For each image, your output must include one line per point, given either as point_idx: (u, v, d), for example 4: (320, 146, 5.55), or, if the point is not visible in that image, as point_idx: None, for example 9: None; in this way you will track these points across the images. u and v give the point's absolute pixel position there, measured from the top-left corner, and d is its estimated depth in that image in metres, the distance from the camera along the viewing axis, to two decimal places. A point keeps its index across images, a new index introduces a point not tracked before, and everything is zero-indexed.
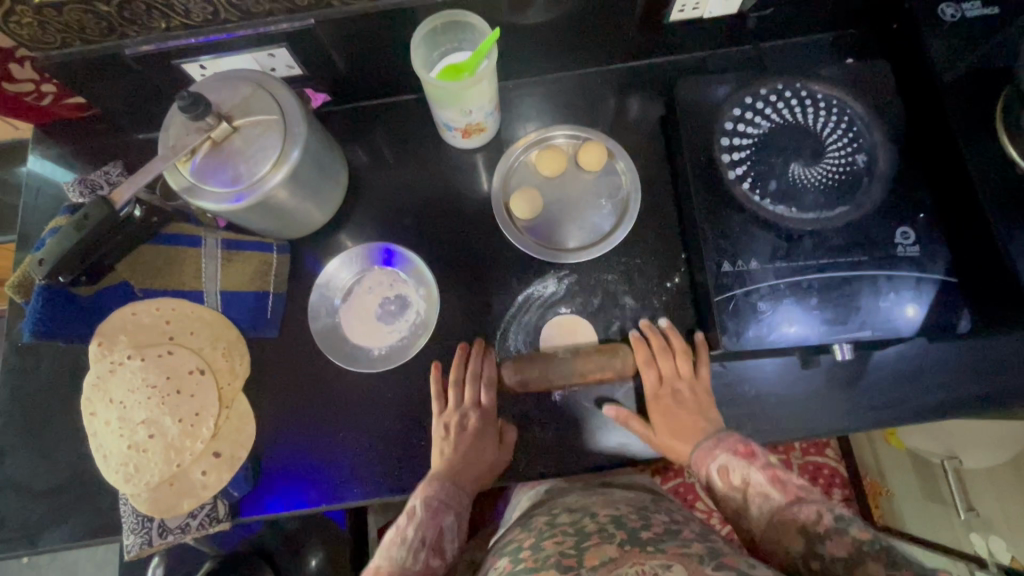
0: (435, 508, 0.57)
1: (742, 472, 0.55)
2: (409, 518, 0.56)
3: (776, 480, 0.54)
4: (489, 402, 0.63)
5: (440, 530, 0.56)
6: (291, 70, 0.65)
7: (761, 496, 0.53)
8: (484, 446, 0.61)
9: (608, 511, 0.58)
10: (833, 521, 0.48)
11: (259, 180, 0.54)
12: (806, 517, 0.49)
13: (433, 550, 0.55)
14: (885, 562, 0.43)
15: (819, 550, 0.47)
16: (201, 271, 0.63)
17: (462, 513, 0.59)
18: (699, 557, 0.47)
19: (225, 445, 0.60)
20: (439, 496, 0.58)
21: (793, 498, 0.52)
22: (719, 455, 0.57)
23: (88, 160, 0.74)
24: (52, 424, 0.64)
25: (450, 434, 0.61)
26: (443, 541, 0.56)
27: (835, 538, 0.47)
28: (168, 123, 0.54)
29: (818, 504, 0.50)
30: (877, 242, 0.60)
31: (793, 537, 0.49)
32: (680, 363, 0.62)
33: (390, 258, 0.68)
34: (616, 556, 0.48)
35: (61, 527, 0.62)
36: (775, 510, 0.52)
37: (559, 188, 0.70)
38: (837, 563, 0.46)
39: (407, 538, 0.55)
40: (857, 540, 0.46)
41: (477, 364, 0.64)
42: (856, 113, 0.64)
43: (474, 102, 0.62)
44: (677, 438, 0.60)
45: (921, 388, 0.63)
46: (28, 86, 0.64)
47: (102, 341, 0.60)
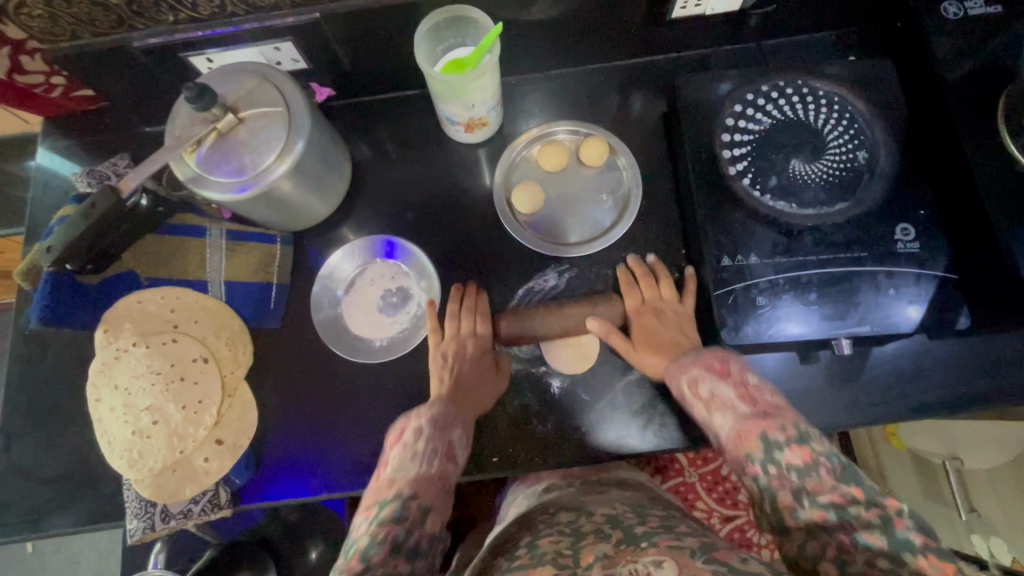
0: (441, 422, 0.55)
1: (712, 385, 0.53)
2: (416, 435, 0.53)
3: (745, 394, 0.51)
4: (484, 328, 0.65)
5: (448, 441, 0.54)
6: (296, 64, 0.65)
7: (727, 406, 0.51)
8: (480, 366, 0.63)
9: (605, 510, 0.60)
10: (793, 430, 0.48)
11: (264, 171, 0.55)
12: (769, 429, 0.48)
13: (446, 458, 0.53)
14: (833, 474, 0.46)
15: (777, 458, 0.47)
16: (206, 262, 0.64)
17: (466, 429, 0.57)
18: (691, 552, 0.48)
19: (229, 433, 0.61)
20: (440, 413, 0.56)
21: (758, 410, 0.49)
22: (692, 369, 0.55)
23: (95, 151, 0.75)
24: (58, 412, 0.65)
25: (448, 357, 0.62)
26: (454, 451, 0.54)
27: (793, 446, 0.47)
28: (175, 114, 0.55)
29: (781, 416, 0.49)
30: (877, 239, 0.60)
31: (755, 445, 0.48)
32: (664, 290, 0.64)
33: (392, 250, 0.69)
34: (610, 554, 0.50)
35: (66, 513, 0.63)
36: (740, 423, 0.49)
37: (560, 183, 0.71)
38: (792, 472, 0.46)
39: (418, 450, 0.52)
40: (815, 452, 0.47)
41: (471, 297, 0.66)
42: (857, 110, 0.64)
43: (477, 97, 0.62)
44: (661, 355, 0.60)
45: (921, 386, 0.63)
46: (38, 77, 0.65)
47: (108, 327, 0.60)
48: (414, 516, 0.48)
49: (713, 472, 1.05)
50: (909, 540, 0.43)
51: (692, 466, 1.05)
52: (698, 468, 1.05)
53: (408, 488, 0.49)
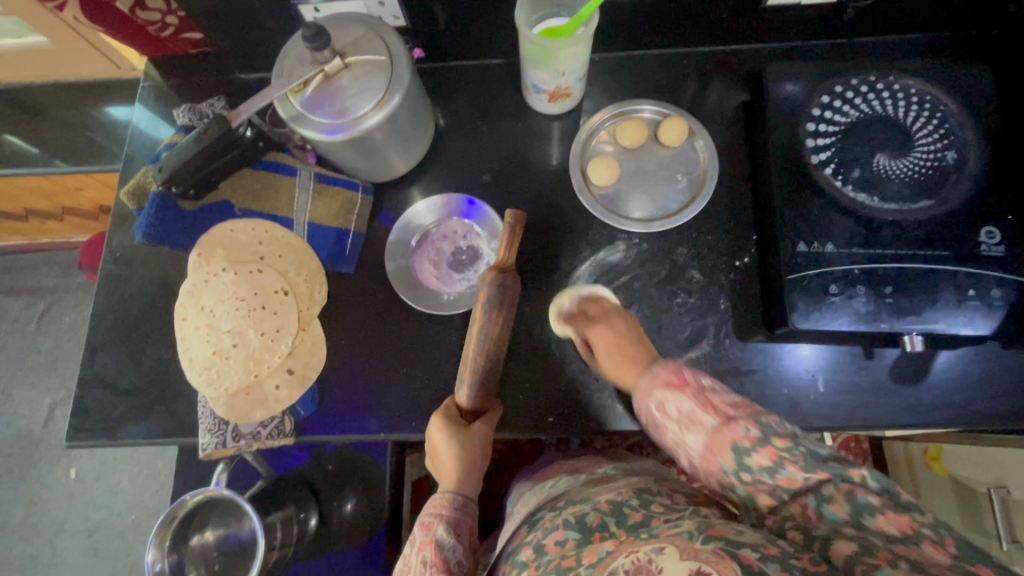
0: (428, 521, 0.55)
1: (675, 403, 0.52)
2: (412, 545, 0.54)
3: (707, 402, 0.50)
4: (442, 419, 0.59)
5: (435, 541, 0.53)
6: (396, 21, 0.68)
7: (696, 424, 0.50)
8: (464, 441, 0.58)
9: (609, 497, 0.57)
10: (758, 431, 0.47)
11: (360, 118, 0.57)
12: (737, 437, 0.47)
13: (436, 567, 0.51)
14: (800, 464, 0.45)
15: (747, 464, 0.47)
16: (294, 201, 0.68)
17: (463, 522, 0.55)
18: (689, 533, 0.45)
19: (299, 364, 0.64)
20: (437, 511, 0.56)
21: (723, 417, 0.49)
22: (654, 392, 0.54)
23: (192, 94, 0.79)
24: (140, 329, 0.69)
25: (435, 465, 0.59)
26: (445, 555, 0.52)
27: (758, 449, 0.46)
28: (288, 55, 0.58)
29: (744, 418, 0.48)
30: (960, 239, 0.59)
31: (727, 457, 0.47)
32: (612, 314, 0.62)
33: (469, 210, 0.71)
34: (613, 548, 0.48)
35: (140, 424, 0.66)
36: (710, 437, 0.49)
37: (637, 160, 0.72)
38: (765, 474, 0.46)
39: (413, 563, 0.53)
40: (779, 449, 0.46)
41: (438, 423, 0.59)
42: (949, 111, 0.64)
43: (566, 65, 0.64)
44: (629, 365, 0.59)
45: (987, 394, 0.62)
46: (154, 15, 0.69)
47: (201, 251, 0.66)
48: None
49: None
50: (868, 503, 0.42)
51: None
52: None
53: None
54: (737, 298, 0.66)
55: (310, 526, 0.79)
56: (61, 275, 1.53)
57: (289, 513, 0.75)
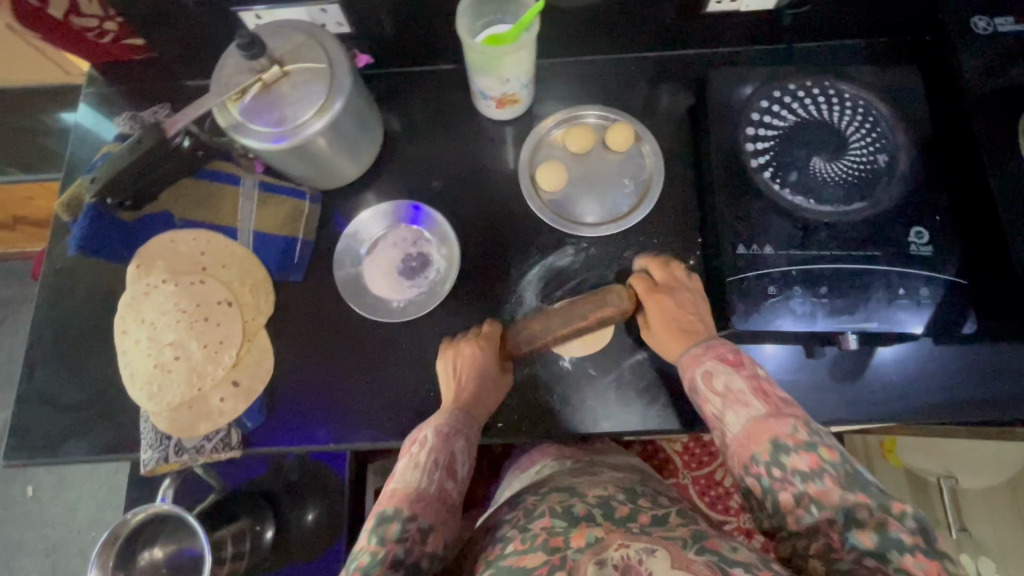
0: (445, 433, 0.57)
1: (726, 379, 0.54)
2: (421, 445, 0.56)
3: (758, 389, 0.53)
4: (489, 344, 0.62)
5: (449, 447, 0.56)
6: (340, 28, 0.68)
7: (742, 405, 0.52)
8: (489, 379, 0.61)
9: (597, 492, 0.59)
10: (805, 435, 0.49)
11: (301, 125, 0.57)
12: (780, 432, 0.50)
13: (446, 473, 0.55)
14: (837, 479, 0.47)
15: (784, 460, 0.49)
16: (238, 210, 0.67)
17: (472, 439, 0.59)
18: (683, 542, 0.48)
19: (245, 376, 0.63)
20: (449, 422, 0.58)
21: (773, 409, 0.51)
22: (706, 362, 0.56)
23: (135, 100, 0.77)
24: (82, 344, 0.67)
25: (455, 374, 0.61)
26: (455, 464, 0.56)
27: (800, 452, 0.49)
28: (223, 63, 0.57)
29: (793, 417, 0.51)
30: (892, 239, 0.61)
31: (763, 447, 0.50)
32: (676, 273, 0.64)
33: (416, 216, 0.71)
34: (601, 537, 0.49)
35: (82, 442, 0.64)
36: (753, 422, 0.51)
37: (584, 165, 0.72)
38: (798, 476, 0.48)
39: (421, 462, 0.55)
40: (822, 460, 0.48)
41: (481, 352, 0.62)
42: (881, 114, 0.66)
43: (511, 72, 0.64)
44: (675, 339, 0.59)
45: (924, 389, 0.63)
46: (92, 22, 0.67)
47: (140, 263, 0.65)
48: (415, 535, 0.51)
49: (707, 476, 1.06)
50: (899, 539, 0.44)
51: (686, 466, 1.06)
52: (691, 469, 1.06)
53: (405, 503, 0.52)
54: None
55: (267, 538, 0.77)
56: (16, 287, 1.48)
57: (243, 526, 0.75)
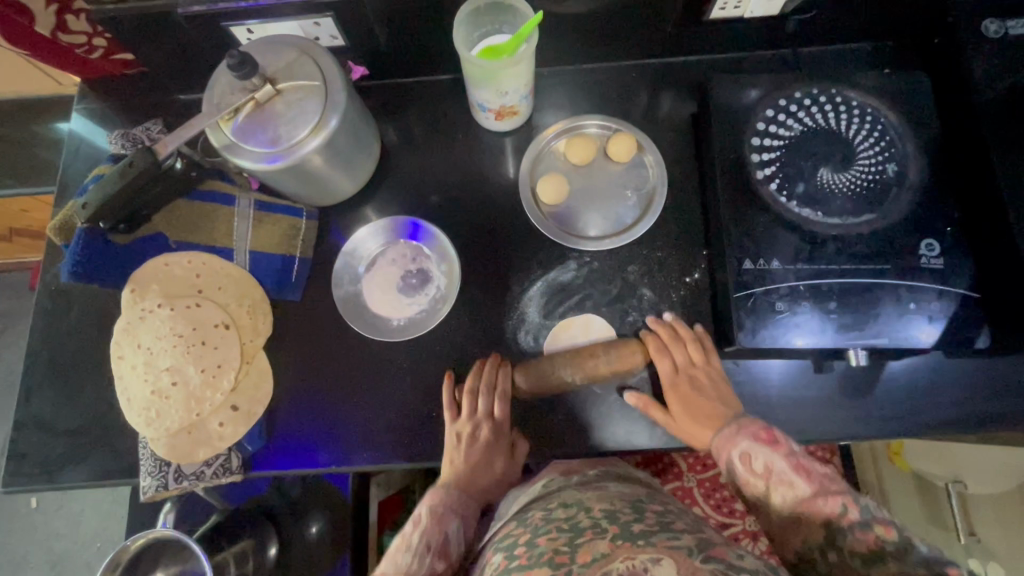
0: (439, 514, 0.58)
1: (765, 458, 0.53)
2: (414, 525, 0.57)
3: (800, 468, 0.52)
4: (502, 414, 0.62)
5: (443, 529, 0.57)
6: (334, 41, 0.66)
7: (786, 485, 0.52)
8: (493, 459, 0.62)
9: (603, 506, 0.57)
10: (857, 513, 0.48)
11: (296, 144, 0.55)
12: (833, 513, 0.48)
13: (438, 555, 0.56)
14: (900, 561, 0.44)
15: (841, 542, 0.47)
16: (233, 231, 0.66)
17: (467, 518, 0.60)
18: (689, 550, 0.46)
19: (243, 400, 0.63)
20: (445, 504, 0.59)
21: (818, 489, 0.50)
22: (741, 442, 0.55)
23: (127, 116, 0.76)
24: (79, 367, 0.66)
25: (462, 453, 0.61)
26: (448, 546, 0.57)
27: (857, 531, 0.47)
28: (215, 81, 0.56)
29: (842, 495, 0.49)
30: (901, 252, 0.60)
31: (814, 531, 0.49)
32: (693, 353, 0.62)
33: (415, 233, 0.70)
34: (607, 552, 0.47)
35: (80, 467, 0.64)
36: (800, 501, 0.51)
37: (586, 178, 0.71)
38: (855, 557, 0.46)
39: (413, 545, 0.55)
40: (880, 539, 0.46)
41: (490, 372, 0.63)
42: (890, 122, 0.64)
43: (510, 84, 0.63)
44: (701, 425, 0.59)
45: (933, 402, 0.62)
46: (81, 38, 0.66)
47: (135, 287, 0.63)
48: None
49: (712, 480, 1.06)
50: None
51: (691, 470, 1.06)
52: (696, 473, 1.06)
53: None
54: (688, 313, 0.66)
55: (271, 555, 0.77)
56: (15, 298, 1.48)
57: (245, 546, 0.74)
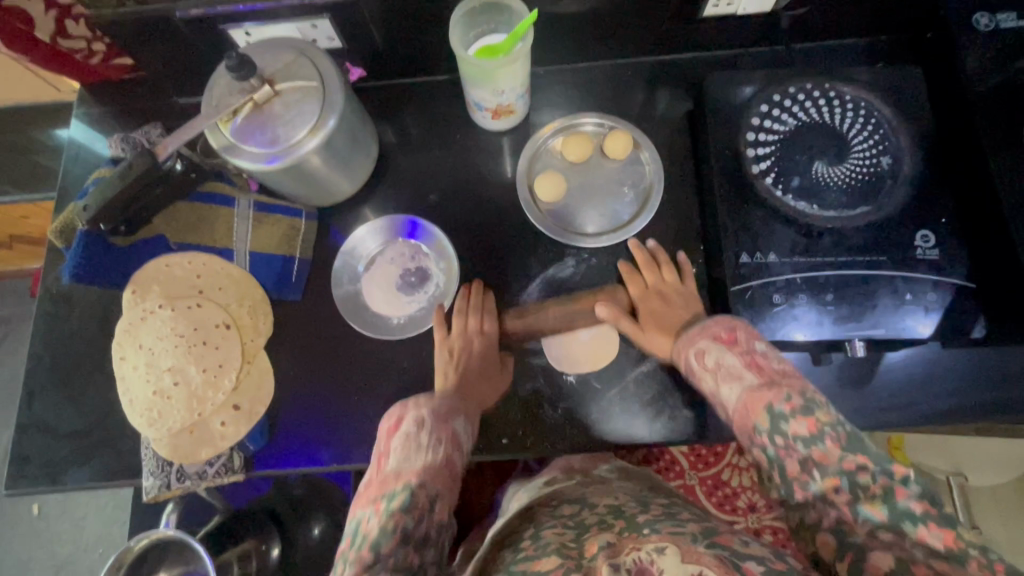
0: (444, 413, 0.55)
1: (719, 356, 0.54)
2: (417, 425, 0.53)
3: (752, 364, 0.52)
4: (491, 329, 0.64)
5: (451, 425, 0.54)
6: (331, 42, 0.67)
7: (735, 379, 0.52)
8: (485, 371, 0.62)
9: (608, 501, 0.57)
10: (799, 401, 0.49)
11: (294, 144, 0.56)
12: (776, 400, 0.49)
13: (451, 445, 0.53)
14: (839, 442, 0.47)
15: (781, 428, 0.48)
16: (233, 230, 0.66)
17: (472, 419, 0.58)
18: (693, 536, 0.47)
19: (245, 400, 0.63)
20: (445, 401, 0.57)
21: (767, 381, 0.51)
22: (700, 342, 0.56)
23: (126, 120, 0.76)
24: (81, 370, 0.67)
25: (451, 362, 0.62)
26: (458, 440, 0.54)
27: (798, 418, 0.48)
28: (214, 83, 0.56)
29: (788, 386, 0.50)
30: (897, 244, 0.61)
31: (762, 416, 0.49)
32: (666, 274, 0.65)
33: (414, 231, 0.70)
34: (614, 542, 0.48)
35: (83, 469, 0.64)
36: (749, 395, 0.51)
37: (583, 175, 0.72)
38: (799, 442, 0.48)
39: (419, 440, 0.52)
40: (820, 422, 0.47)
41: (478, 295, 0.66)
42: (883, 116, 0.65)
43: (507, 83, 0.63)
44: (667, 336, 0.61)
45: (932, 393, 0.63)
46: (80, 43, 0.67)
47: (137, 288, 0.64)
48: (425, 505, 0.48)
49: (714, 477, 1.06)
50: (909, 510, 0.43)
51: (693, 467, 1.06)
52: (698, 470, 1.06)
53: (411, 477, 0.49)
54: None
55: (274, 556, 0.77)
56: (14, 304, 1.48)
57: (248, 547, 0.74)
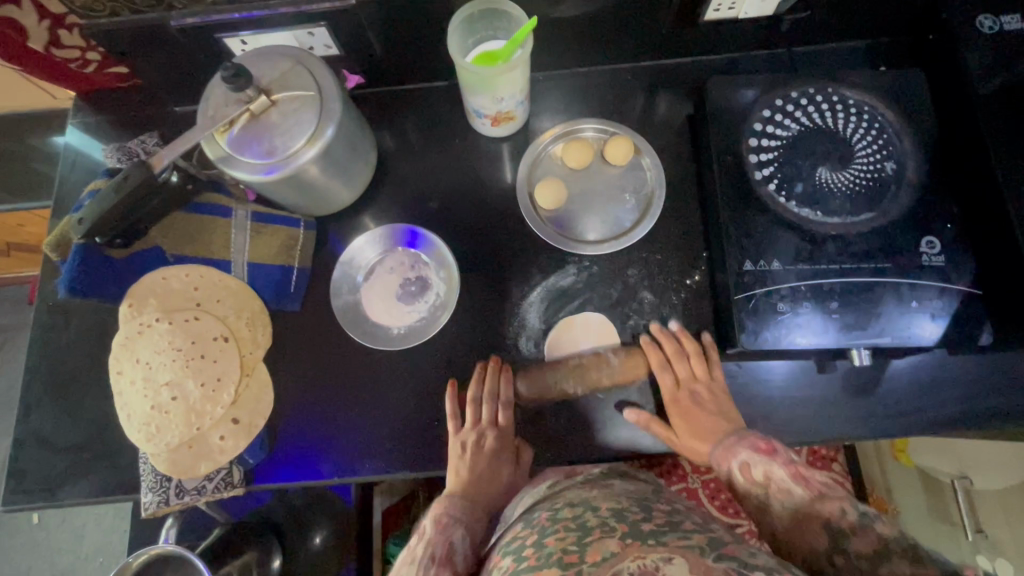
0: (445, 521, 0.56)
1: (763, 466, 0.54)
2: (419, 536, 0.54)
3: (797, 475, 0.52)
4: (506, 422, 0.62)
5: (446, 539, 0.53)
6: (328, 50, 0.66)
7: (782, 493, 0.51)
8: (500, 471, 0.61)
9: (610, 504, 0.56)
10: (853, 513, 0.47)
11: (292, 154, 0.55)
12: (833, 514, 0.48)
13: (442, 564, 0.51)
14: (937, 566, 0.40)
15: (846, 546, 0.45)
16: (231, 244, 0.66)
17: (476, 530, 0.56)
18: (699, 548, 0.46)
19: (245, 413, 0.62)
20: (450, 510, 0.56)
21: (814, 493, 0.50)
22: (739, 452, 0.55)
23: (122, 130, 0.75)
24: (78, 383, 0.66)
25: (466, 462, 0.60)
26: (454, 555, 0.52)
27: (860, 534, 0.46)
28: (209, 94, 0.55)
29: (839, 498, 0.49)
30: (902, 249, 0.60)
31: (820, 537, 0.47)
32: (695, 366, 0.62)
33: (414, 240, 0.69)
34: (617, 551, 0.46)
35: (81, 484, 0.63)
36: (798, 507, 0.50)
37: (584, 181, 0.71)
38: (867, 561, 0.44)
39: (416, 555, 0.52)
40: (889, 541, 0.44)
41: (492, 381, 0.63)
42: (887, 120, 0.64)
43: (506, 90, 0.62)
44: (699, 440, 0.59)
45: (937, 399, 0.62)
46: (74, 53, 0.66)
47: (132, 301, 0.63)
48: None
49: (717, 481, 1.05)
50: None
51: (695, 472, 1.05)
52: (701, 475, 1.05)
53: None
54: (689, 316, 0.66)
55: (275, 568, 0.76)
56: (11, 312, 1.47)
57: (249, 559, 0.73)
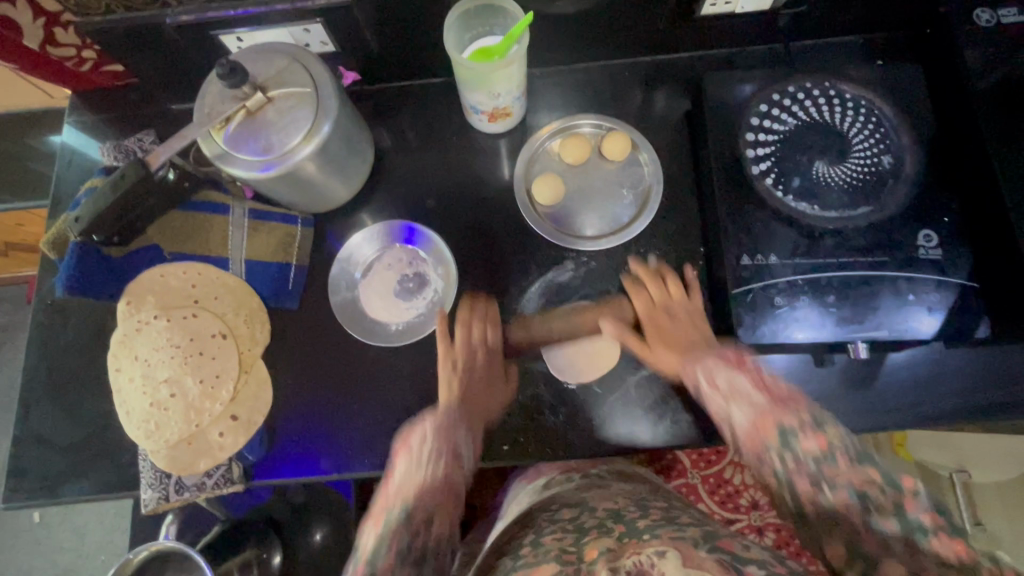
0: (447, 425, 0.58)
1: (727, 376, 0.56)
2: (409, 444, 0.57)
3: (761, 385, 0.55)
4: (494, 340, 0.65)
5: (451, 442, 0.57)
6: (325, 47, 0.66)
7: (743, 398, 0.54)
8: (487, 387, 0.63)
9: (608, 505, 0.57)
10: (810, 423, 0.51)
11: (289, 151, 0.55)
12: (786, 419, 0.52)
13: (450, 458, 0.56)
14: (849, 457, 0.49)
15: (795, 447, 0.50)
16: (227, 239, 0.66)
17: (473, 430, 0.60)
18: (694, 541, 0.46)
19: (244, 410, 0.62)
20: (443, 417, 0.59)
21: (776, 400, 0.53)
22: (708, 364, 0.58)
23: (119, 127, 0.75)
24: (77, 381, 0.66)
25: (456, 373, 0.62)
26: (457, 452, 0.57)
27: (810, 435, 0.50)
28: (204, 91, 0.55)
29: (794, 407, 0.53)
30: (900, 243, 0.60)
31: (773, 436, 0.51)
32: (673, 290, 0.65)
33: (411, 236, 0.69)
34: (614, 547, 0.47)
35: (81, 481, 0.63)
36: (758, 412, 0.53)
37: (581, 177, 0.71)
38: (810, 459, 0.50)
39: (423, 456, 0.56)
40: (830, 441, 0.50)
41: (481, 306, 0.66)
42: (884, 114, 0.64)
43: (503, 86, 0.62)
44: (675, 352, 0.62)
45: (935, 392, 0.62)
46: (70, 51, 0.66)
47: (130, 299, 0.63)
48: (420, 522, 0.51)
49: (717, 475, 1.06)
50: (921, 523, 0.45)
51: (695, 467, 1.05)
52: (700, 470, 1.06)
53: (413, 500, 0.53)
54: None
55: (276, 564, 0.77)
56: (10, 311, 1.47)
57: (249, 556, 0.74)
